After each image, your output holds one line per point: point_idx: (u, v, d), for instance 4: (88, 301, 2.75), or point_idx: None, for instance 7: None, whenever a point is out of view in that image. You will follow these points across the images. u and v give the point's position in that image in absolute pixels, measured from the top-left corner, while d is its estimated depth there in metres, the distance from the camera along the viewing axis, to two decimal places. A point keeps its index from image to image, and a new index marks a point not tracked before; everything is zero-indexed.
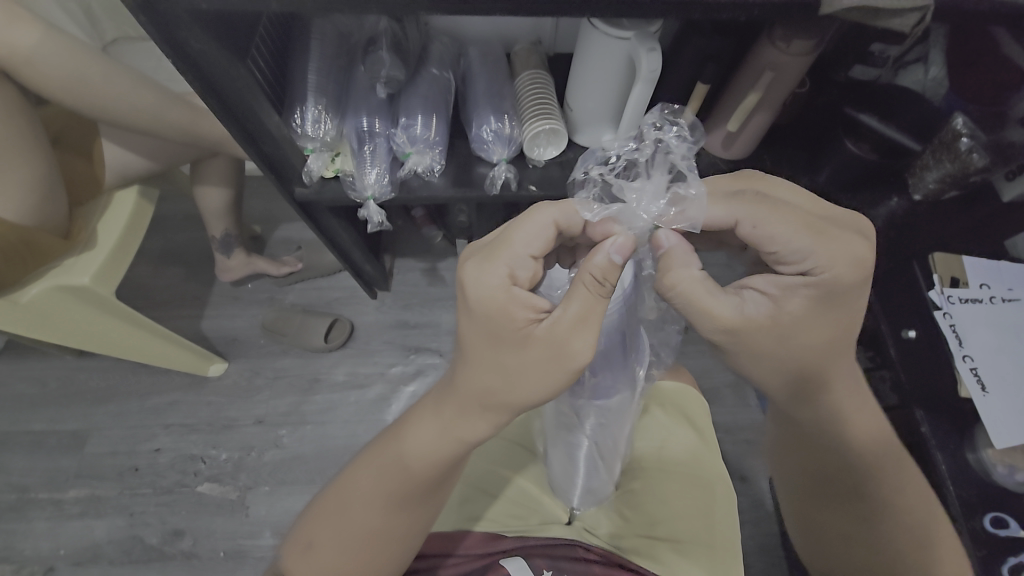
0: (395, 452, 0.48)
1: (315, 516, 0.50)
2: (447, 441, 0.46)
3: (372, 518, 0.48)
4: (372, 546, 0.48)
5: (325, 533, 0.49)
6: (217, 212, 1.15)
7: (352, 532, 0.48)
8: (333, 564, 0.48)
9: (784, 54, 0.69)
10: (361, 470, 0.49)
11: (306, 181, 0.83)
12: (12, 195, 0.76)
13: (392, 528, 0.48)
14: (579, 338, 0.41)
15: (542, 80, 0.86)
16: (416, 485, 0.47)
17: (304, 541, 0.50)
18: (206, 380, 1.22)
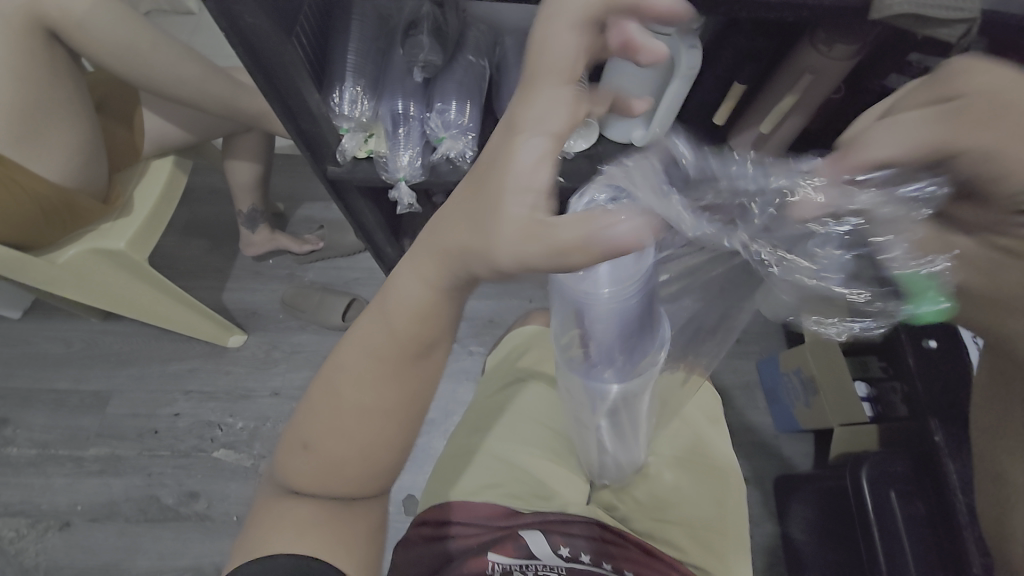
0: (381, 311, 0.45)
1: (310, 407, 0.48)
2: (420, 300, 0.43)
3: (362, 418, 0.46)
4: (365, 424, 0.46)
5: (315, 428, 0.47)
6: (246, 186, 1.17)
7: (341, 416, 0.46)
8: (326, 455, 0.47)
9: (824, 58, 0.69)
10: (350, 346, 0.47)
11: (339, 160, 0.85)
12: (59, 158, 0.78)
13: (385, 404, 0.46)
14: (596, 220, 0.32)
15: None
16: (397, 350, 0.44)
17: (300, 429, 0.49)
18: (225, 351, 1.25)
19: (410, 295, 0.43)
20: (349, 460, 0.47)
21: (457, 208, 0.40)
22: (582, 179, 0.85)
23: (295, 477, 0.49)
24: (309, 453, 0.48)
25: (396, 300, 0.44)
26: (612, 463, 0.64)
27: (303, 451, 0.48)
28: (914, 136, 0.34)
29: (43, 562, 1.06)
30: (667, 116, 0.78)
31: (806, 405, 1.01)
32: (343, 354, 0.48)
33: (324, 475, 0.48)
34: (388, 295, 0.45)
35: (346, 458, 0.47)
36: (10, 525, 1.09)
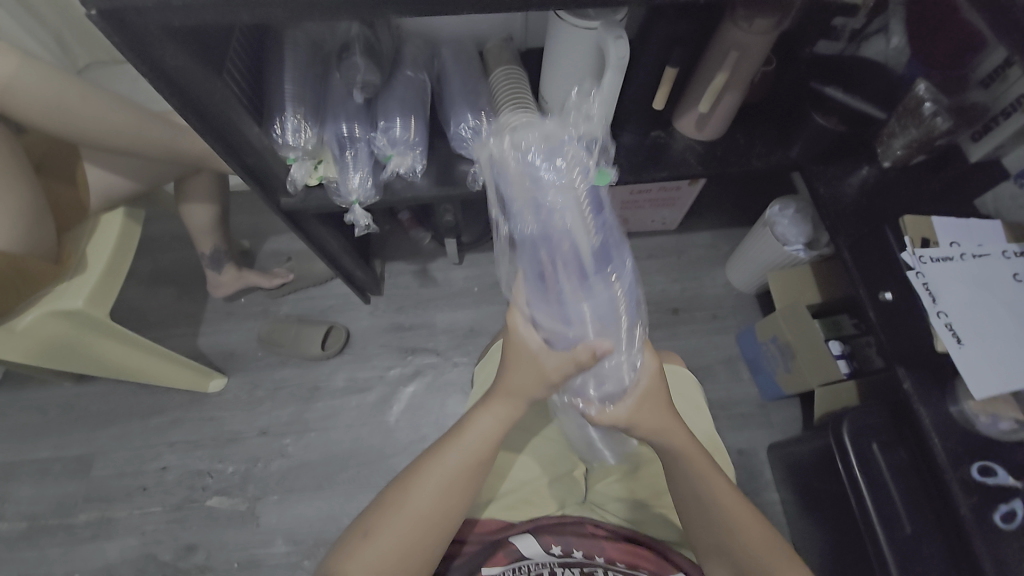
0: (457, 442, 0.57)
1: (385, 508, 0.54)
2: (489, 445, 0.57)
3: (420, 545, 0.53)
4: (422, 526, 0.53)
5: (381, 564, 0.51)
6: (206, 229, 1.16)
7: (408, 513, 0.53)
8: (388, 549, 0.52)
9: (748, 33, 0.71)
10: (415, 482, 0.55)
11: (290, 191, 0.86)
12: (2, 226, 0.77)
13: (440, 508, 0.54)
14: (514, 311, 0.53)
15: (517, 75, 0.88)
16: (467, 499, 0.56)
17: (366, 525, 0.53)
18: (207, 397, 1.23)
19: (481, 428, 0.57)
20: (399, 556, 0.52)
21: (511, 355, 0.55)
22: None
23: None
24: (376, 572, 0.51)
25: (473, 436, 0.57)
26: (602, 442, 0.69)
27: (363, 569, 0.51)
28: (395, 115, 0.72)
29: None
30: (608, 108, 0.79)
31: (785, 370, 1.02)
32: (414, 472, 0.56)
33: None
34: (460, 430, 0.57)
35: (399, 552, 0.52)
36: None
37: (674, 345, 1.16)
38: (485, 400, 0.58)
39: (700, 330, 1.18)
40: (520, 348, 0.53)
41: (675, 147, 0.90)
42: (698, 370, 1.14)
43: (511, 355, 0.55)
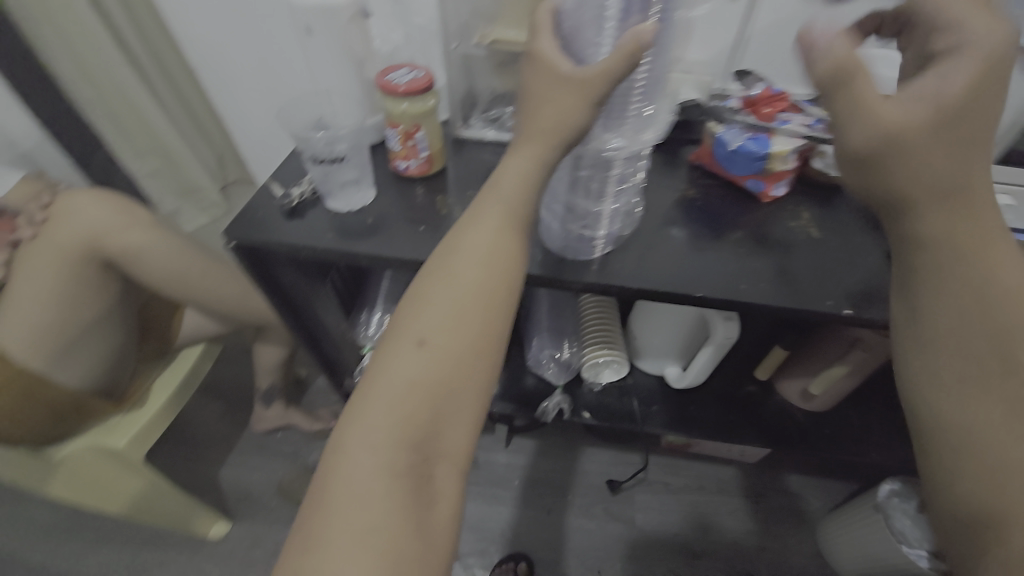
0: (497, 195, 0.41)
1: (404, 313, 0.38)
2: (521, 218, 0.41)
3: (457, 363, 0.36)
4: (464, 331, 0.36)
5: (409, 417, 0.34)
6: (269, 367, 1.18)
7: (440, 315, 0.37)
8: (429, 379, 0.35)
9: (876, 336, 0.64)
10: (440, 267, 0.39)
11: (357, 376, 0.84)
12: (83, 366, 0.78)
13: (477, 305, 0.37)
14: (551, 101, 0.38)
15: (606, 303, 0.86)
16: (504, 269, 0.39)
17: (409, 343, 0.36)
18: (205, 543, 1.13)
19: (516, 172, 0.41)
20: (438, 382, 0.35)
21: (537, 79, 0.38)
22: (610, 414, 0.84)
23: (356, 470, 0.33)
24: (404, 376, 0.35)
25: (509, 178, 0.41)
26: None
27: (382, 429, 0.34)
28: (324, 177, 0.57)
29: None
30: (699, 374, 0.78)
31: None
32: (444, 252, 0.40)
33: (429, 351, 0.35)
34: (497, 174, 0.42)
35: (435, 381, 0.35)
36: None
37: None
38: (516, 143, 0.41)
39: None
40: (546, 80, 0.38)
41: (769, 410, 0.83)
42: None
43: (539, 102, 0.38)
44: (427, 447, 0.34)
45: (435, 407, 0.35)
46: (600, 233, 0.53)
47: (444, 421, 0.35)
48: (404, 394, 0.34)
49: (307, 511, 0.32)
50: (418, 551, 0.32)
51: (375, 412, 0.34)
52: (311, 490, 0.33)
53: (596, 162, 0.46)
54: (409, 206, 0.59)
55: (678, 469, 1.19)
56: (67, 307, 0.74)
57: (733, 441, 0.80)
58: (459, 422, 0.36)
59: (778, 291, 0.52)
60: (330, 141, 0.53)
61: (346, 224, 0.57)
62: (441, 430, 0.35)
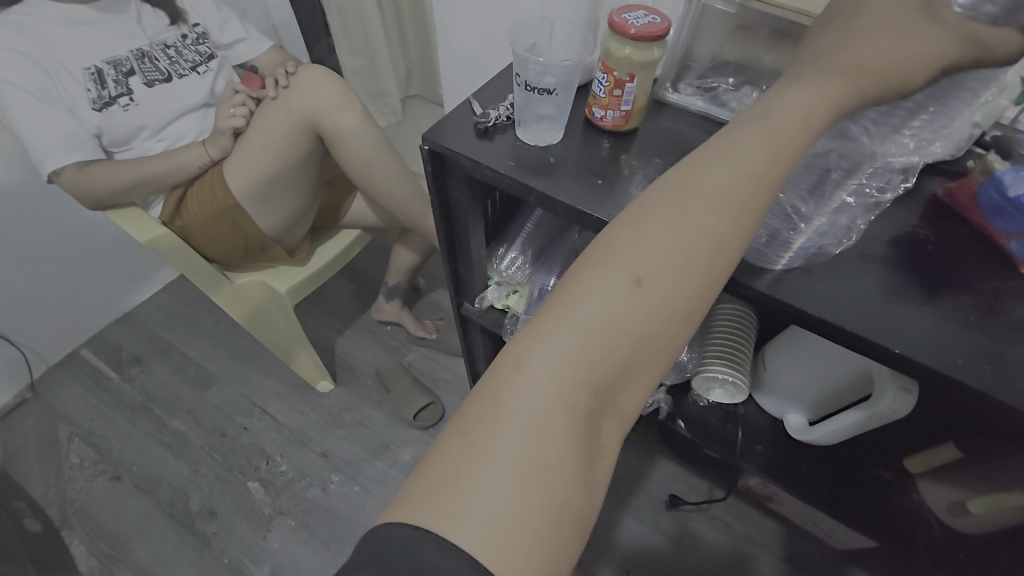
0: (756, 137, 0.36)
1: (615, 243, 0.35)
2: (771, 174, 0.36)
3: (663, 318, 0.34)
4: (680, 283, 0.34)
5: (601, 358, 0.33)
6: (399, 268, 1.31)
7: (661, 257, 0.34)
8: (630, 327, 0.33)
9: None
10: (670, 202, 0.36)
11: (476, 302, 0.88)
12: (275, 215, 0.93)
13: (699, 257, 0.34)
14: (866, 56, 0.37)
15: (746, 319, 0.77)
16: (740, 227, 0.36)
17: (619, 279, 0.34)
18: (311, 391, 1.34)
19: (789, 117, 0.37)
20: (638, 332, 0.33)
21: (861, 26, 0.38)
22: (707, 434, 0.78)
23: (534, 396, 0.32)
24: (607, 314, 0.33)
25: (778, 122, 0.37)
26: None
27: (571, 362, 0.33)
28: (522, 104, 0.57)
29: (79, 501, 1.18)
30: (834, 434, 0.68)
31: None
32: (676, 186, 0.36)
33: (637, 296, 0.33)
34: (763, 117, 0.37)
35: (635, 332, 0.33)
36: (81, 452, 1.24)
37: None
38: (802, 75, 0.38)
39: None
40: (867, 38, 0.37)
41: (901, 506, 0.70)
42: None
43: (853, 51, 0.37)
44: (604, 395, 0.34)
45: (626, 357, 0.34)
46: (798, 251, 0.49)
47: (629, 373, 0.34)
48: (600, 335, 0.33)
49: (473, 419, 0.33)
50: (576, 497, 0.32)
51: (566, 343, 0.33)
52: (479, 400, 0.33)
53: (846, 168, 0.47)
54: (591, 156, 0.58)
55: (748, 518, 1.09)
56: (278, 161, 0.88)
57: (843, 520, 0.70)
58: (639, 379, 0.35)
59: (1003, 380, 0.42)
60: (545, 69, 0.54)
61: (528, 158, 0.58)
62: (622, 384, 0.34)
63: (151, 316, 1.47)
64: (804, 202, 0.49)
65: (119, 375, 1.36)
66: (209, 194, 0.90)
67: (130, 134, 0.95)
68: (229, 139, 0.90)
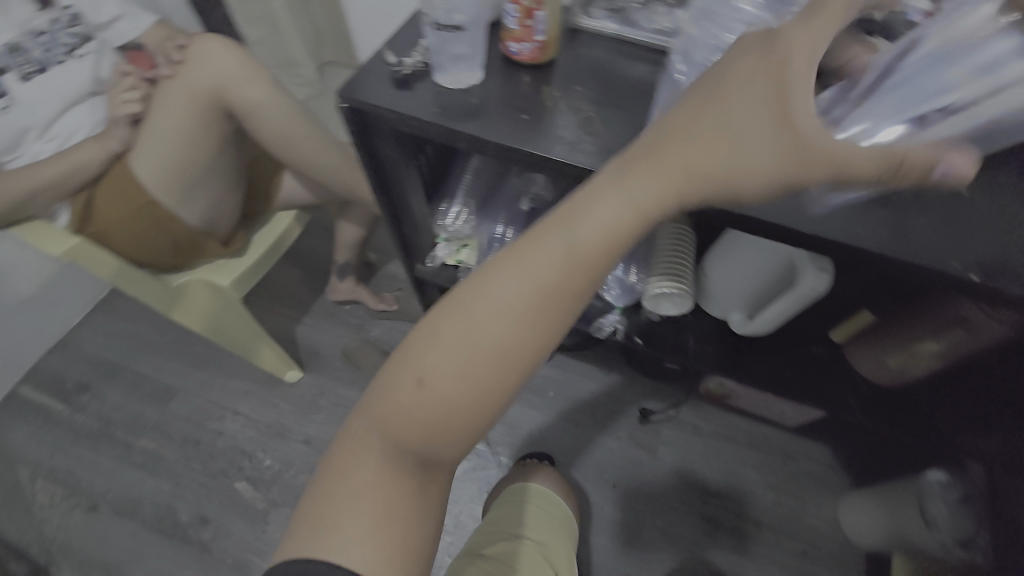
0: (571, 226, 0.34)
1: (429, 337, 0.37)
2: (591, 263, 0.34)
3: (463, 401, 0.36)
4: (485, 373, 0.35)
5: (410, 433, 0.37)
6: (346, 245, 1.28)
7: (460, 352, 0.35)
8: (435, 413, 0.36)
9: (984, 316, 0.58)
10: (478, 293, 0.36)
11: (428, 262, 0.89)
12: (198, 205, 0.87)
13: (501, 351, 0.35)
14: (743, 106, 0.32)
15: (685, 235, 0.82)
16: (546, 331, 0.35)
17: (416, 370, 0.37)
18: (280, 384, 1.32)
19: (620, 201, 0.33)
20: (442, 416, 0.36)
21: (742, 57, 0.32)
22: (660, 344, 0.85)
23: (367, 461, 0.39)
24: (413, 402, 0.37)
25: (600, 212, 0.34)
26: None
27: (390, 434, 0.38)
28: (434, 46, 0.56)
29: (58, 538, 1.14)
30: (771, 321, 0.75)
31: None
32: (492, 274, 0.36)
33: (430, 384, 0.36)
34: (592, 198, 0.34)
35: (444, 414, 0.36)
36: (46, 490, 1.19)
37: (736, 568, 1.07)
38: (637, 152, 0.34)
39: (779, 556, 1.08)
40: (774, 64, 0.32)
41: (832, 372, 0.81)
42: None
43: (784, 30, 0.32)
44: (425, 460, 0.38)
45: (441, 433, 0.37)
46: None
47: (442, 442, 0.37)
48: (407, 419, 0.37)
49: (330, 469, 0.40)
50: (405, 541, 0.38)
51: (386, 422, 0.38)
52: (332, 456, 0.40)
53: None
54: (514, 92, 0.58)
55: (711, 416, 1.21)
56: (190, 147, 0.82)
57: (787, 393, 0.80)
58: (462, 443, 0.38)
59: (898, 243, 0.48)
60: (453, 7, 0.52)
61: (454, 103, 0.57)
62: (439, 449, 0.38)
63: (88, 339, 1.37)
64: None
65: (68, 406, 1.28)
66: (119, 193, 0.83)
67: (12, 139, 0.85)
68: (128, 128, 0.83)
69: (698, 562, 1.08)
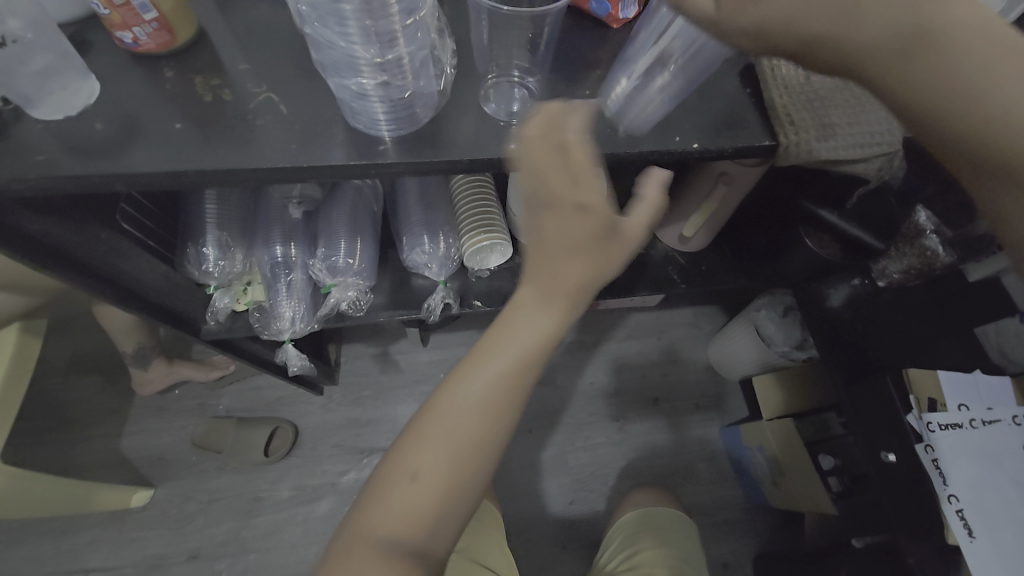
0: (519, 331, 0.41)
1: (420, 436, 0.42)
2: (528, 371, 0.42)
3: (448, 496, 0.42)
4: (462, 469, 0.42)
5: (402, 534, 0.41)
6: (129, 329, 1.03)
7: (445, 453, 0.41)
8: (424, 508, 0.41)
9: (737, 166, 0.64)
10: (448, 403, 0.42)
11: (211, 320, 0.73)
12: None
13: (471, 446, 0.42)
14: (573, 233, 0.38)
15: (478, 180, 0.76)
16: (506, 423, 0.43)
17: (404, 471, 0.42)
18: (131, 512, 1.08)
19: (536, 324, 0.41)
20: (427, 510, 0.42)
21: (567, 195, 0.37)
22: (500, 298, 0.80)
23: (359, 572, 0.41)
24: (405, 501, 0.41)
25: (529, 327, 0.41)
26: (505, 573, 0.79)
27: (386, 540, 0.41)
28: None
29: None
30: None
31: (772, 479, 1.04)
32: (458, 388, 0.42)
33: (418, 484, 0.41)
34: (515, 321, 0.41)
35: (431, 505, 0.41)
36: None
37: (653, 445, 1.17)
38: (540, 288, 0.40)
39: (682, 418, 1.20)
40: (566, 191, 0.37)
41: (654, 258, 0.85)
42: (677, 470, 1.15)
43: (943, 65, 0.33)
44: (412, 565, 0.41)
45: (427, 530, 0.42)
46: (411, 114, 0.44)
47: (431, 537, 0.42)
48: (404, 519, 0.42)
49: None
50: None
51: (382, 527, 0.42)
52: (324, 574, 0.42)
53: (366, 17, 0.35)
54: (163, 99, 0.44)
55: (589, 328, 1.27)
56: None
57: (622, 293, 0.83)
58: (447, 537, 0.43)
59: (638, 131, 0.47)
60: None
61: (77, 137, 0.42)
62: (426, 548, 0.42)
63: None
64: (357, 44, 0.36)
65: None
66: None
67: None
68: None
69: (624, 460, 1.15)
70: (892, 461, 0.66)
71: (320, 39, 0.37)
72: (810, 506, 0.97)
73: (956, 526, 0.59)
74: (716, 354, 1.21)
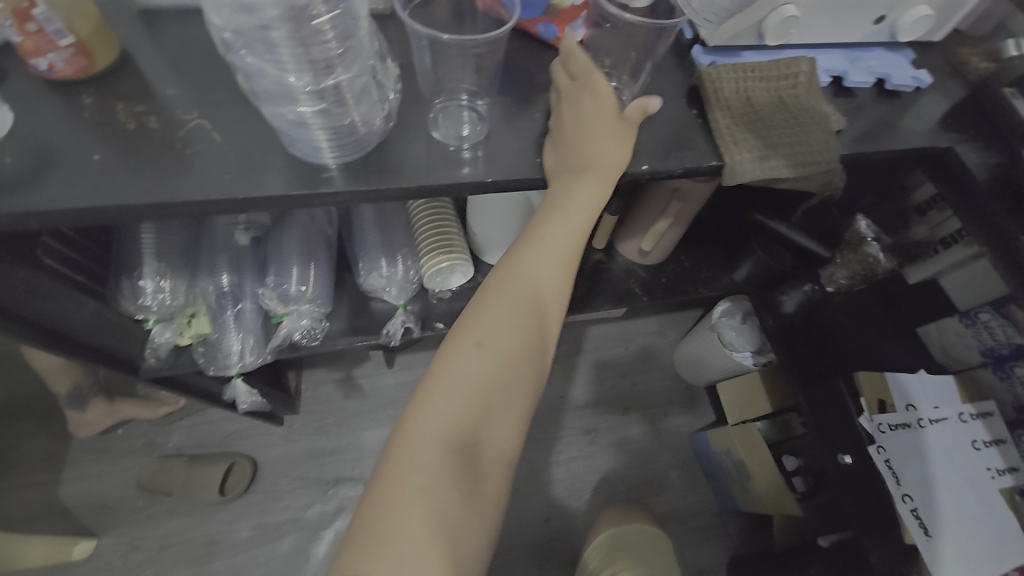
0: (561, 209, 0.46)
1: (472, 316, 0.44)
2: (571, 249, 0.47)
3: (509, 369, 0.43)
4: (517, 342, 0.44)
5: (465, 411, 0.42)
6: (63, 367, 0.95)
7: (499, 327, 0.43)
8: (484, 382, 0.42)
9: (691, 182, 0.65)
10: (501, 283, 0.45)
11: (152, 356, 0.68)
12: None
13: (524, 322, 0.44)
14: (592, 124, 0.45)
15: (435, 202, 0.75)
16: (554, 300, 0.46)
17: (466, 347, 0.43)
18: (69, 568, 0.99)
19: (580, 205, 0.45)
20: (489, 383, 0.42)
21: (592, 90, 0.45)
22: None
23: (421, 456, 0.40)
24: (467, 377, 0.42)
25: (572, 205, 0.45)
26: None
27: (448, 421, 0.41)
28: None
29: None
30: None
31: (741, 484, 1.05)
32: (507, 267, 0.46)
33: (480, 358, 0.43)
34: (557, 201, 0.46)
35: (492, 378, 0.42)
36: None
37: (626, 456, 1.17)
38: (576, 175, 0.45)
39: (653, 427, 1.21)
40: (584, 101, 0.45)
41: (616, 271, 0.86)
42: (650, 479, 1.15)
43: None
44: (475, 440, 0.42)
45: (484, 415, 0.42)
46: (357, 141, 0.42)
47: (492, 414, 0.43)
48: (468, 399, 0.42)
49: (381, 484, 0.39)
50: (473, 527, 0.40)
51: (441, 408, 0.41)
52: (379, 478, 0.40)
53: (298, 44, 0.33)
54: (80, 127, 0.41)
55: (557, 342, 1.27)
56: None
57: (585, 308, 0.83)
58: (506, 423, 0.43)
59: None
60: None
61: None
62: (487, 428, 0.42)
63: None
64: (290, 73, 0.35)
65: None
66: None
67: None
68: None
69: (598, 473, 1.15)
70: (849, 462, 0.68)
71: (246, 68, 0.35)
72: (778, 510, 0.99)
73: (913, 526, 0.61)
74: (681, 362, 1.23)
